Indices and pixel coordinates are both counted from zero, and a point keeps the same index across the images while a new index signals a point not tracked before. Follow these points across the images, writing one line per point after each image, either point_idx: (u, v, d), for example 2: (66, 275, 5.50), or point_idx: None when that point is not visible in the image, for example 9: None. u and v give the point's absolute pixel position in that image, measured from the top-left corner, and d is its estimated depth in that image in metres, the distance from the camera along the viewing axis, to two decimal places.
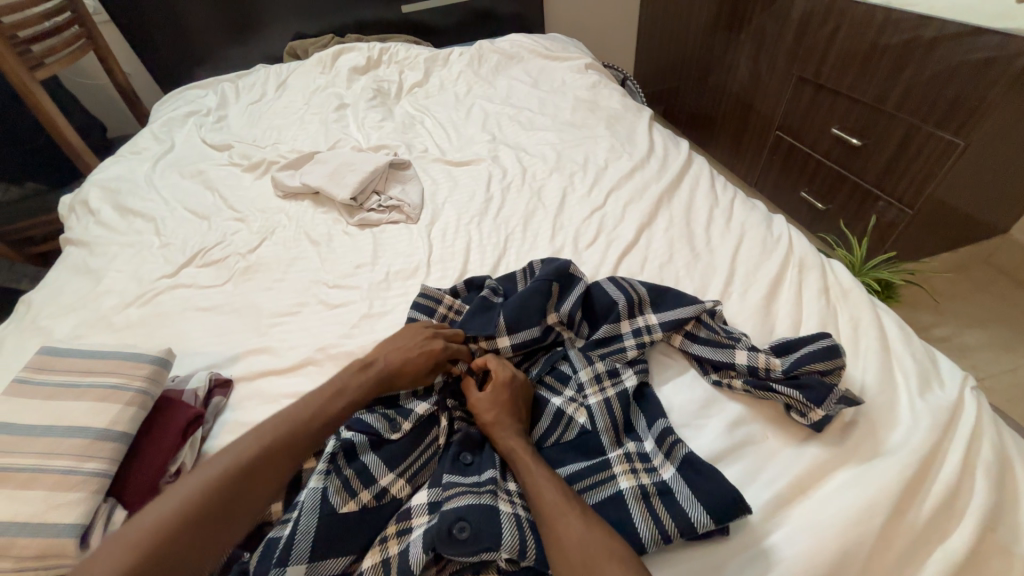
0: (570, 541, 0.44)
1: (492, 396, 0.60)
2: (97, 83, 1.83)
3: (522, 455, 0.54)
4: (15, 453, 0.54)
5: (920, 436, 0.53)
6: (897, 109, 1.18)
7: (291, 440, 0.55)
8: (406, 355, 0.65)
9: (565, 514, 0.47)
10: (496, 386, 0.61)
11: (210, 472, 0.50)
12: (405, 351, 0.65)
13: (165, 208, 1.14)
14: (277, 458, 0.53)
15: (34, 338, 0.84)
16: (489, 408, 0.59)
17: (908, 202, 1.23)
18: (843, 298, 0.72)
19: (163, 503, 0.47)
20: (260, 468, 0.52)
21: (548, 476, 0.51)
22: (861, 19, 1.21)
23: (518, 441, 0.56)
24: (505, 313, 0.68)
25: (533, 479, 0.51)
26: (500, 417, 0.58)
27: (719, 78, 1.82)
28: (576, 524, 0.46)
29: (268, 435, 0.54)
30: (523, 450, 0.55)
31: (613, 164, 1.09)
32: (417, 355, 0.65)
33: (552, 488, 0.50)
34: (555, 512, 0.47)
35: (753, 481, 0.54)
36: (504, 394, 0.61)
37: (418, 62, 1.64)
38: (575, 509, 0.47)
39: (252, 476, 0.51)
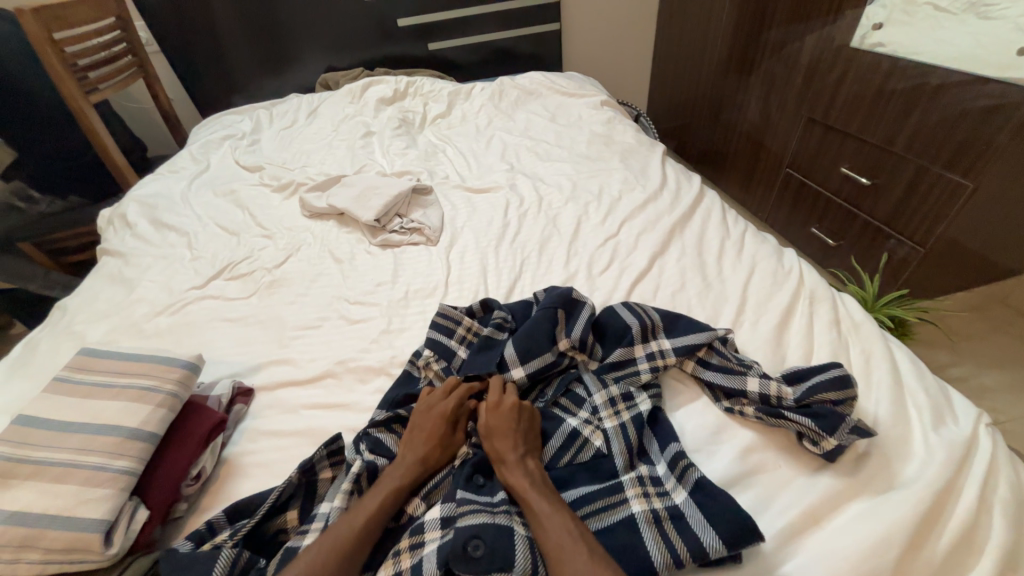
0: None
1: (491, 428, 0.61)
2: (142, 107, 1.95)
3: (526, 488, 0.54)
4: (52, 448, 0.57)
5: (934, 470, 0.53)
6: (905, 151, 1.22)
7: (352, 544, 0.50)
8: (425, 420, 0.64)
9: (569, 552, 0.47)
10: (495, 415, 0.62)
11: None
12: (422, 415, 0.64)
13: (198, 224, 1.20)
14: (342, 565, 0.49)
15: (68, 341, 0.88)
16: (491, 434, 0.60)
17: (919, 240, 1.24)
18: (854, 331, 0.73)
19: None
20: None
21: (551, 507, 0.51)
22: (869, 65, 1.26)
23: (521, 471, 0.56)
24: (514, 344, 0.71)
25: (533, 512, 0.51)
26: (506, 447, 0.58)
27: (730, 117, 1.89)
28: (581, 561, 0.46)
29: (325, 542, 0.50)
30: (525, 481, 0.54)
31: (627, 195, 1.13)
32: (433, 418, 0.64)
33: (554, 522, 0.50)
34: (559, 549, 0.47)
35: (765, 508, 0.54)
36: (505, 429, 0.60)
37: (441, 95, 1.73)
38: (583, 548, 0.47)
39: None
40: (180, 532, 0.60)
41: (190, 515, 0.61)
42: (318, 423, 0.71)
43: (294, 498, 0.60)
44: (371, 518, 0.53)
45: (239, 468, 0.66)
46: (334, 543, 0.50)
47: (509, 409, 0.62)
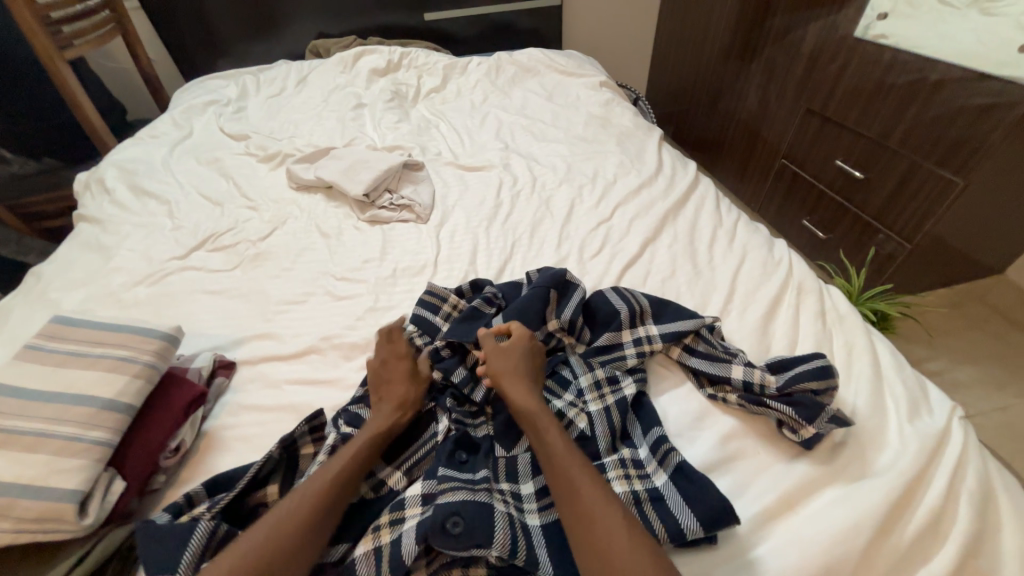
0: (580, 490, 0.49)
1: (489, 362, 0.63)
2: (121, 66, 1.86)
3: (534, 406, 0.58)
4: (24, 416, 0.56)
5: (907, 460, 0.54)
6: (900, 146, 1.21)
7: (341, 485, 0.52)
8: (400, 373, 0.66)
9: (571, 467, 0.51)
10: (495, 352, 0.65)
11: (261, 534, 0.47)
12: (392, 368, 0.66)
13: (180, 192, 1.16)
14: (329, 504, 0.51)
15: (42, 308, 0.86)
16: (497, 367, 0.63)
17: (906, 235, 1.26)
18: (839, 323, 0.73)
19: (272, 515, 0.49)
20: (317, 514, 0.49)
21: (557, 428, 0.55)
22: (870, 56, 1.25)
23: (529, 393, 0.59)
24: (504, 319, 0.71)
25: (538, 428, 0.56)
26: (512, 380, 0.61)
27: (728, 104, 1.86)
28: (584, 475, 0.50)
29: (311, 486, 0.52)
30: (533, 402, 0.58)
31: (621, 179, 1.11)
32: (405, 371, 0.66)
33: (562, 439, 0.54)
34: (562, 463, 0.51)
35: (742, 493, 0.55)
36: (508, 362, 0.63)
37: (436, 68, 1.68)
38: (585, 464, 0.51)
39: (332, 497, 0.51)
40: (159, 504, 0.59)
41: (168, 487, 0.61)
42: (301, 399, 0.70)
43: (275, 473, 0.59)
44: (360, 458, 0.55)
45: (220, 442, 0.65)
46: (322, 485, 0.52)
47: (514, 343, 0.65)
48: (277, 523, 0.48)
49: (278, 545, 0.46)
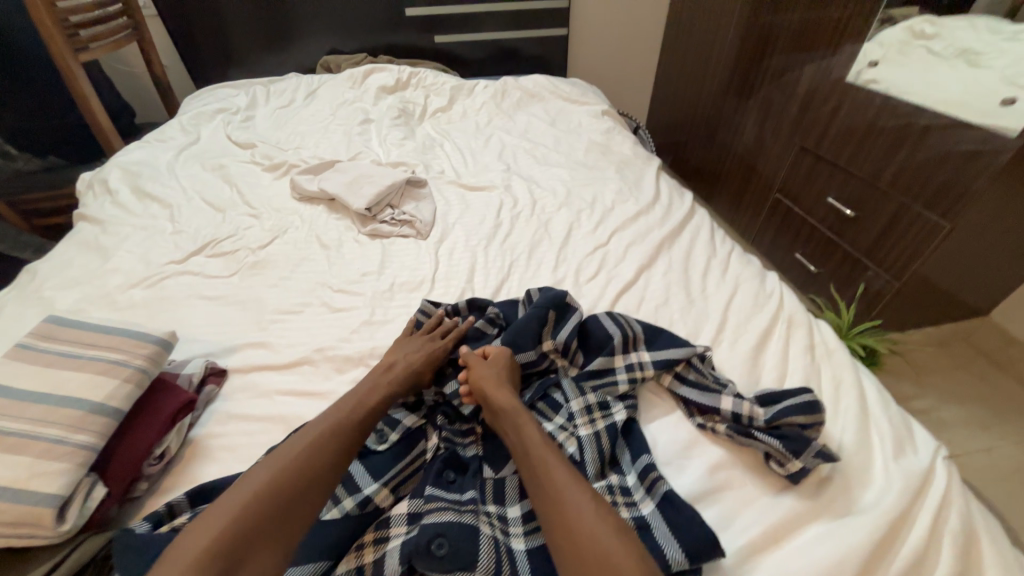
0: (556, 488, 0.50)
1: (471, 372, 0.67)
2: (134, 71, 1.90)
3: (514, 409, 0.60)
4: (9, 416, 0.55)
5: (891, 499, 0.54)
6: (889, 187, 1.25)
7: (331, 438, 0.56)
8: (405, 354, 0.71)
9: (548, 461, 0.53)
10: (482, 362, 0.69)
11: (255, 481, 0.51)
12: (405, 350, 0.72)
13: (183, 196, 1.17)
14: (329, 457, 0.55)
15: (35, 306, 0.85)
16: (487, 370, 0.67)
17: (894, 273, 1.28)
18: (827, 358, 0.75)
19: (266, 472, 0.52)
20: (313, 462, 0.53)
21: (535, 428, 0.57)
22: (861, 101, 1.30)
23: (510, 395, 0.62)
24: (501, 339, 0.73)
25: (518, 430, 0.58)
26: (496, 383, 0.64)
27: (725, 138, 1.92)
28: (560, 472, 0.52)
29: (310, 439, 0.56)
30: (514, 404, 0.61)
31: (619, 206, 1.14)
32: (414, 353, 0.71)
33: (540, 440, 0.56)
34: (539, 463, 0.53)
35: (728, 525, 0.55)
36: (491, 370, 0.66)
37: (444, 89, 1.72)
38: (563, 463, 0.53)
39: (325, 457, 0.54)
40: (139, 513, 0.58)
41: (149, 496, 0.60)
42: (291, 409, 0.70)
43: None
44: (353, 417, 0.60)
45: (205, 451, 0.64)
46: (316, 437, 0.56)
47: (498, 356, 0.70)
48: (275, 474, 0.51)
49: (274, 488, 0.50)
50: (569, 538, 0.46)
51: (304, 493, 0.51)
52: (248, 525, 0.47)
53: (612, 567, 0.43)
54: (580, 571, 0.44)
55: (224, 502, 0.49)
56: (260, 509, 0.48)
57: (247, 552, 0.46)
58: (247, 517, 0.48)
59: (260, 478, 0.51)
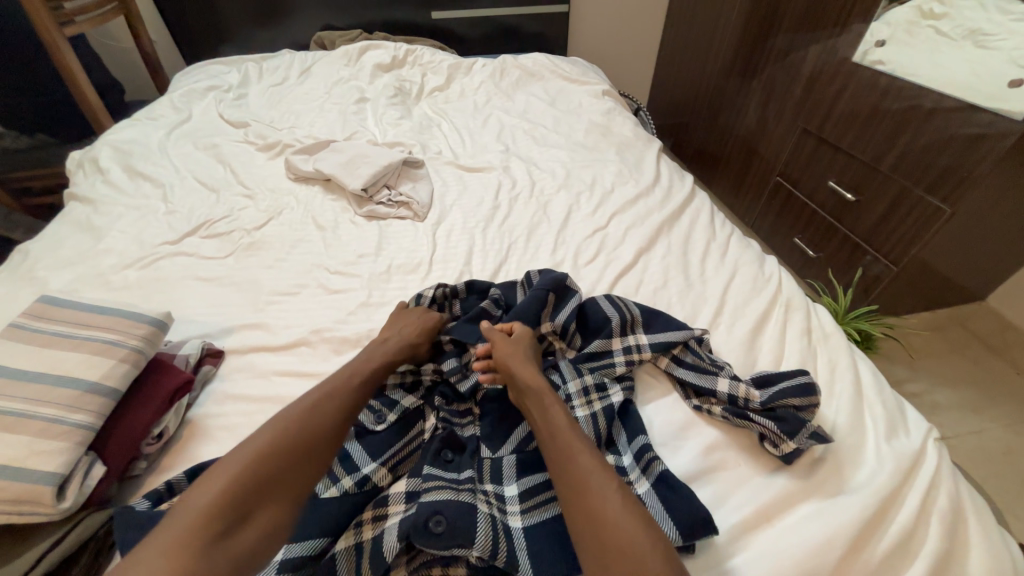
0: (581, 471, 0.50)
1: (497, 351, 0.67)
2: (122, 46, 1.84)
3: (540, 390, 0.60)
4: (5, 395, 0.55)
5: (882, 479, 0.55)
6: (891, 171, 1.24)
7: (326, 402, 0.57)
8: (398, 326, 0.72)
9: (569, 438, 0.53)
10: (503, 341, 0.68)
11: (258, 440, 0.51)
12: (400, 324, 0.73)
13: (176, 176, 1.15)
14: (327, 418, 0.55)
15: (28, 286, 0.84)
16: (507, 351, 0.66)
17: (892, 258, 1.28)
18: (824, 341, 0.75)
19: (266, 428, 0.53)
20: (314, 422, 0.54)
21: (561, 410, 0.57)
22: (866, 82, 1.27)
23: (535, 376, 0.62)
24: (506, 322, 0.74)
25: (544, 410, 0.57)
26: (517, 363, 0.64)
27: (727, 120, 1.89)
28: (586, 455, 0.51)
29: (308, 401, 0.57)
30: (537, 383, 0.61)
31: (619, 188, 1.13)
32: (410, 324, 0.73)
33: (566, 422, 0.55)
34: (564, 445, 0.53)
35: (722, 504, 0.56)
36: (513, 349, 0.66)
37: (441, 67, 1.68)
38: (585, 444, 0.53)
39: (325, 417, 0.55)
40: (138, 491, 0.59)
41: (149, 474, 0.60)
42: (289, 390, 0.70)
43: None
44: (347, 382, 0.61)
45: (204, 431, 0.64)
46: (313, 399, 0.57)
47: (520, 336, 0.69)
48: (273, 436, 0.51)
49: (276, 449, 0.50)
50: (591, 521, 0.46)
51: (308, 451, 0.52)
52: (249, 484, 0.47)
53: (632, 552, 0.43)
54: (597, 548, 0.44)
55: (229, 459, 0.49)
56: (265, 466, 0.49)
57: (252, 508, 0.47)
58: (251, 474, 0.48)
59: (264, 437, 0.51)
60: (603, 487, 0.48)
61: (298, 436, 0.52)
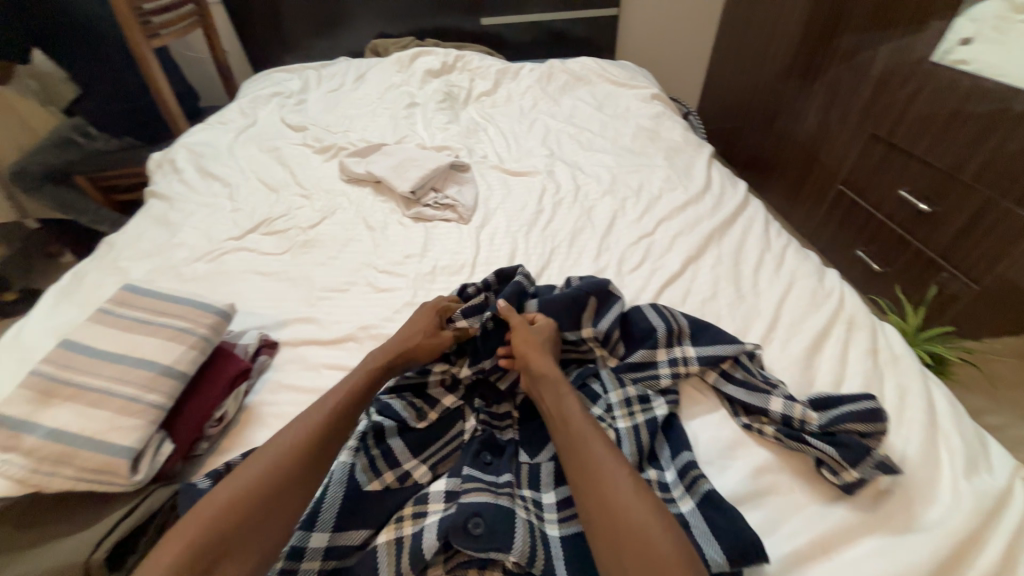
0: (594, 462, 0.50)
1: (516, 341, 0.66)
2: (198, 56, 2.00)
3: (556, 380, 0.60)
4: (92, 374, 0.61)
5: (959, 519, 0.50)
6: (974, 180, 1.13)
7: (306, 433, 0.55)
8: (411, 330, 0.70)
9: (584, 428, 0.54)
10: (521, 331, 0.67)
11: (256, 465, 0.51)
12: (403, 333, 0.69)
13: (241, 176, 1.24)
14: (307, 452, 0.53)
15: (113, 275, 0.93)
16: (524, 342, 0.65)
17: (974, 276, 1.17)
18: (892, 363, 0.69)
19: (250, 464, 0.52)
20: (308, 451, 0.53)
21: (577, 402, 0.57)
22: (946, 83, 1.17)
23: (551, 367, 0.62)
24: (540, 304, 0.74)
25: (559, 401, 0.58)
26: (532, 354, 0.64)
27: (785, 124, 1.80)
28: (599, 446, 0.51)
29: (291, 433, 0.55)
30: (553, 374, 0.61)
31: (667, 194, 1.09)
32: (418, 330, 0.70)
33: (581, 414, 0.55)
34: (578, 435, 0.53)
35: (772, 531, 0.53)
36: (530, 335, 0.66)
37: (489, 72, 1.71)
38: (599, 434, 0.53)
39: (302, 452, 0.53)
40: (200, 470, 0.63)
41: (209, 455, 0.65)
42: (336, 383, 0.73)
43: None
44: (345, 403, 0.59)
45: (258, 417, 0.68)
46: (310, 424, 0.56)
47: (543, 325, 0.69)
48: (253, 475, 0.50)
49: (258, 485, 0.50)
50: (606, 511, 0.46)
51: (284, 490, 0.50)
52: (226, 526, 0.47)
53: (645, 542, 0.43)
54: (610, 539, 0.44)
55: (225, 483, 0.50)
56: (241, 507, 0.48)
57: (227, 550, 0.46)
58: (231, 513, 0.47)
59: (260, 464, 0.51)
60: (616, 478, 0.48)
61: (277, 474, 0.51)
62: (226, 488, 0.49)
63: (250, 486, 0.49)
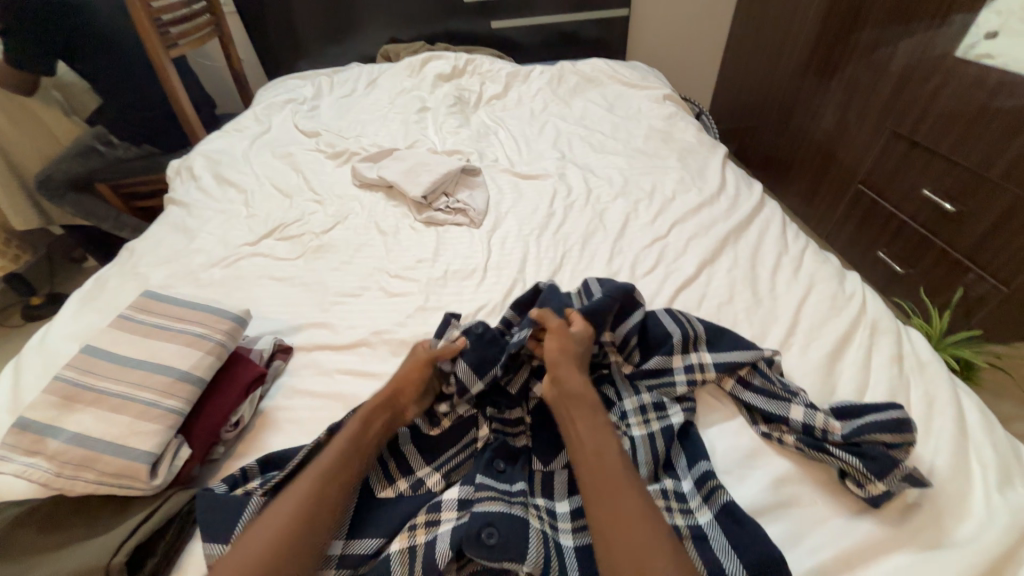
0: (629, 505, 0.48)
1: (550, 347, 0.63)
2: (215, 64, 2.04)
3: (589, 406, 0.58)
4: (113, 379, 0.62)
5: (993, 535, 0.48)
6: (1003, 178, 1.09)
7: (312, 493, 0.51)
8: (407, 371, 0.65)
9: (615, 474, 0.51)
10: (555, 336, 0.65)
11: (276, 519, 0.49)
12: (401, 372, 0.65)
13: (256, 183, 1.25)
14: (310, 517, 0.50)
15: (132, 281, 0.95)
16: (557, 350, 0.63)
17: (1003, 278, 1.13)
18: (918, 370, 0.67)
19: (256, 529, 0.48)
20: (321, 507, 0.51)
21: (613, 436, 0.55)
22: (972, 79, 1.14)
23: (585, 387, 0.59)
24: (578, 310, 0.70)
25: (592, 433, 0.55)
26: (565, 369, 0.61)
27: (801, 123, 1.76)
28: (635, 490, 0.50)
29: (296, 493, 0.51)
30: (588, 398, 0.58)
31: (680, 196, 1.08)
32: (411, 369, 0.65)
33: (617, 449, 0.54)
34: (611, 474, 0.51)
35: (794, 544, 0.51)
36: (570, 344, 0.64)
37: (500, 75, 1.71)
38: (631, 483, 0.50)
39: (310, 514, 0.50)
40: (216, 474, 0.64)
41: (225, 459, 0.65)
42: (350, 389, 0.73)
43: None
44: (355, 449, 0.57)
45: (273, 422, 0.69)
46: (328, 463, 0.55)
47: (581, 329, 0.67)
48: (259, 541, 0.47)
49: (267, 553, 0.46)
50: (635, 561, 0.44)
51: (292, 560, 0.46)
52: None
53: None
54: None
55: (246, 538, 0.48)
56: None
57: None
58: None
59: (282, 517, 0.49)
60: (648, 538, 0.45)
61: (284, 541, 0.47)
62: (234, 557, 0.46)
63: (256, 555, 0.46)
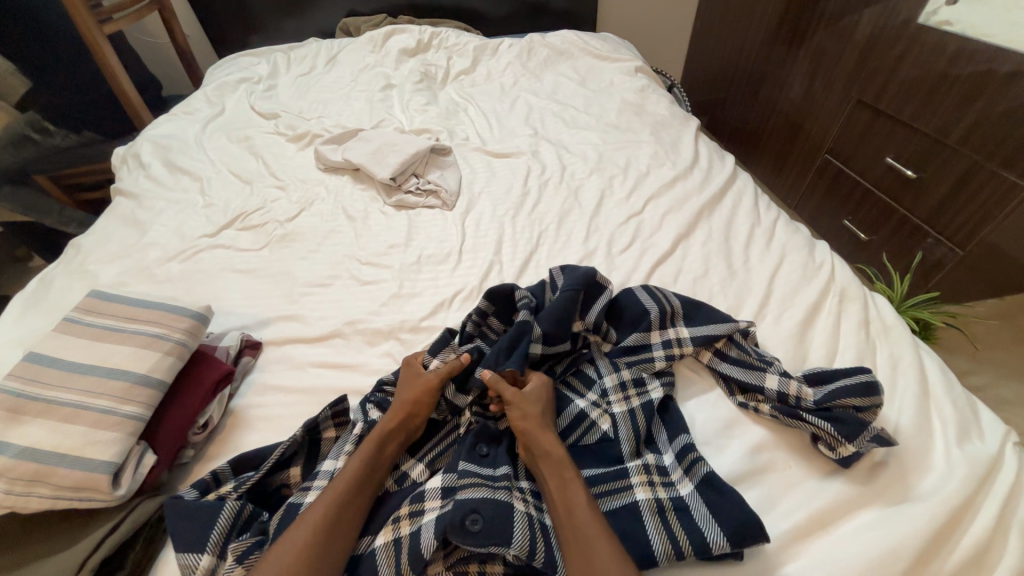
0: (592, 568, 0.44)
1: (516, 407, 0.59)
2: (158, 42, 1.89)
3: (561, 461, 0.53)
4: (64, 387, 0.58)
5: (954, 487, 0.51)
6: (960, 144, 1.13)
7: (316, 542, 0.47)
8: (413, 391, 0.61)
9: (591, 530, 0.47)
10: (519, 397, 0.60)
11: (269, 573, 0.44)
12: (408, 392, 0.61)
13: (212, 169, 1.18)
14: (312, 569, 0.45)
15: (81, 279, 0.88)
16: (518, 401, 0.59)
17: (959, 242, 1.18)
18: (884, 334, 0.69)
19: None
20: (323, 558, 0.46)
21: (582, 489, 0.51)
22: (933, 46, 1.15)
23: (556, 443, 0.55)
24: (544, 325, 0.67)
25: (563, 487, 0.51)
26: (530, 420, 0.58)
27: (770, 94, 1.77)
28: (599, 546, 0.45)
29: (294, 540, 0.47)
30: (560, 453, 0.54)
31: (654, 171, 1.07)
32: (418, 390, 0.61)
33: (588, 504, 0.49)
34: (585, 532, 0.47)
35: (771, 508, 0.53)
36: (530, 408, 0.59)
37: (467, 49, 1.64)
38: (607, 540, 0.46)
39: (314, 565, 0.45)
40: (187, 478, 0.61)
41: (196, 462, 0.63)
42: (324, 382, 0.70)
43: (299, 455, 0.60)
44: (358, 487, 0.53)
45: (245, 421, 0.66)
46: (330, 503, 0.50)
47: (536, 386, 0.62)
48: None
49: None
50: None
51: None
52: None
53: None
54: None
55: None
56: None
57: None
58: None
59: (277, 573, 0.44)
60: None
61: None
62: None
63: None
